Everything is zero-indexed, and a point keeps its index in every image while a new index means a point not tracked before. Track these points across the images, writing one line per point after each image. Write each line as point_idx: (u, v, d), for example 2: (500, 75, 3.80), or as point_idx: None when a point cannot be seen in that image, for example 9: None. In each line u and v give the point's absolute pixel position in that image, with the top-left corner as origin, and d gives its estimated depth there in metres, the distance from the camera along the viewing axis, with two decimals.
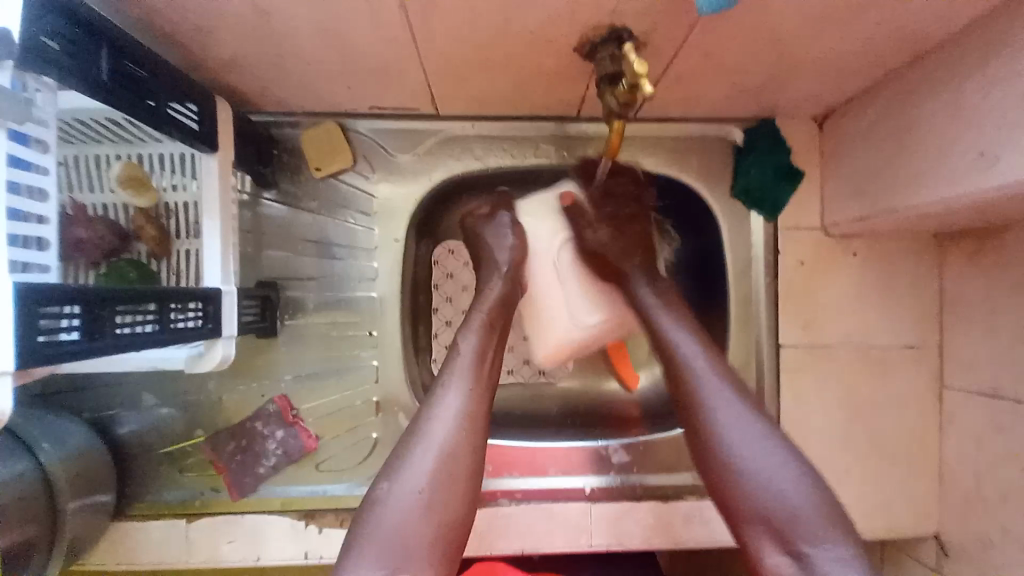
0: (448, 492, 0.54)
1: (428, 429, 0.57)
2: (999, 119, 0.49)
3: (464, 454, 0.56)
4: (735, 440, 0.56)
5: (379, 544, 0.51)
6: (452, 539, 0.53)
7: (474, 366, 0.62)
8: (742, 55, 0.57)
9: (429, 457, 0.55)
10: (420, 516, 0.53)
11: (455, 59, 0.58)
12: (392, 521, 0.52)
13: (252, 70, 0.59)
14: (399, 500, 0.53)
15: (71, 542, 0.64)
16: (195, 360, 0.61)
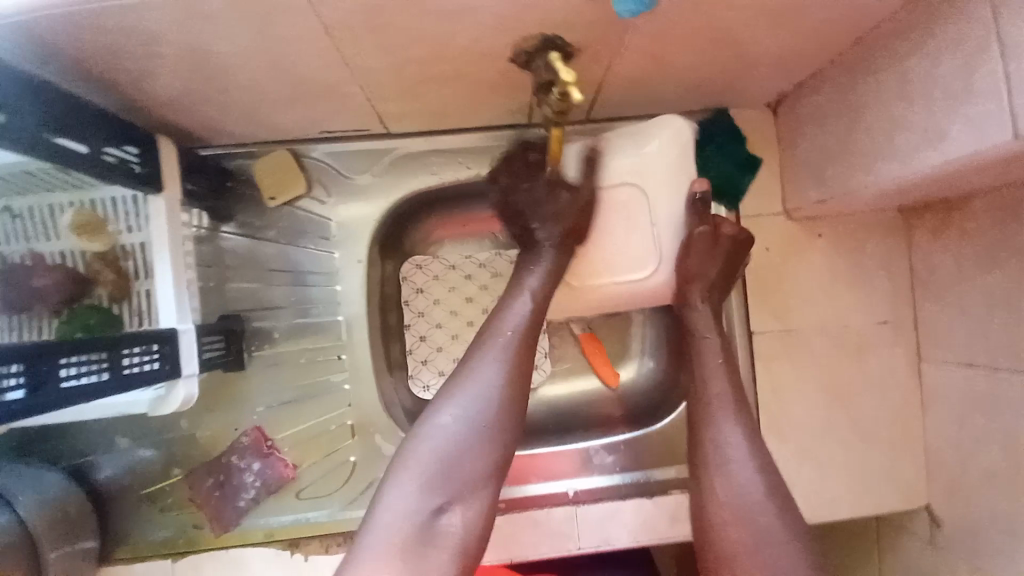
0: (501, 425, 0.56)
1: (469, 378, 0.57)
2: (940, 95, 0.48)
3: (513, 400, 0.57)
4: (738, 471, 0.61)
5: (428, 477, 0.53)
6: (497, 469, 0.56)
7: (531, 307, 0.62)
8: (680, 50, 0.56)
9: (486, 397, 0.56)
10: (476, 450, 0.55)
11: (392, 78, 0.58)
12: (440, 454, 0.54)
13: (191, 106, 0.59)
14: (451, 433, 0.55)
15: None
16: (158, 401, 0.61)
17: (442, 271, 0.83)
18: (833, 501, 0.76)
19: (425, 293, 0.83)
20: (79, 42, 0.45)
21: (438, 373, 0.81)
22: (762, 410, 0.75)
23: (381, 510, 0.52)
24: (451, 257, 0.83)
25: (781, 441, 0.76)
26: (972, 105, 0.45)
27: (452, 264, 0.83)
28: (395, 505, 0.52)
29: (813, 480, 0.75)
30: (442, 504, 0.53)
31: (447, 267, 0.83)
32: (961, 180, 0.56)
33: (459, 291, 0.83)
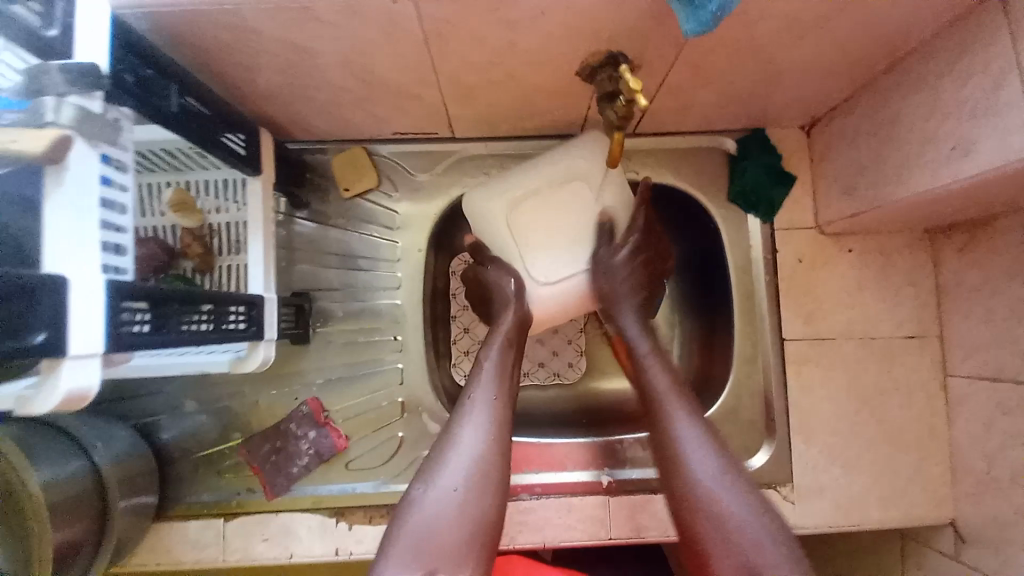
0: (481, 488, 0.57)
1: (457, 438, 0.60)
2: (970, 114, 0.54)
3: (495, 459, 0.59)
4: (700, 467, 0.58)
5: (417, 547, 0.52)
6: (489, 541, 0.55)
7: (496, 381, 0.66)
8: (728, 68, 0.63)
9: (473, 460, 0.58)
10: (460, 511, 0.55)
11: (471, 82, 0.65)
12: (430, 521, 0.54)
13: (291, 101, 0.67)
14: (434, 502, 0.55)
15: (117, 540, 0.68)
16: (237, 362, 0.67)
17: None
18: (859, 506, 0.78)
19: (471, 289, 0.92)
20: (224, 38, 0.53)
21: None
22: (790, 412, 0.79)
23: None
24: None
25: (808, 444, 0.79)
26: (1001, 122, 0.51)
27: None
28: None
29: (839, 484, 0.78)
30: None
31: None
32: (987, 195, 0.61)
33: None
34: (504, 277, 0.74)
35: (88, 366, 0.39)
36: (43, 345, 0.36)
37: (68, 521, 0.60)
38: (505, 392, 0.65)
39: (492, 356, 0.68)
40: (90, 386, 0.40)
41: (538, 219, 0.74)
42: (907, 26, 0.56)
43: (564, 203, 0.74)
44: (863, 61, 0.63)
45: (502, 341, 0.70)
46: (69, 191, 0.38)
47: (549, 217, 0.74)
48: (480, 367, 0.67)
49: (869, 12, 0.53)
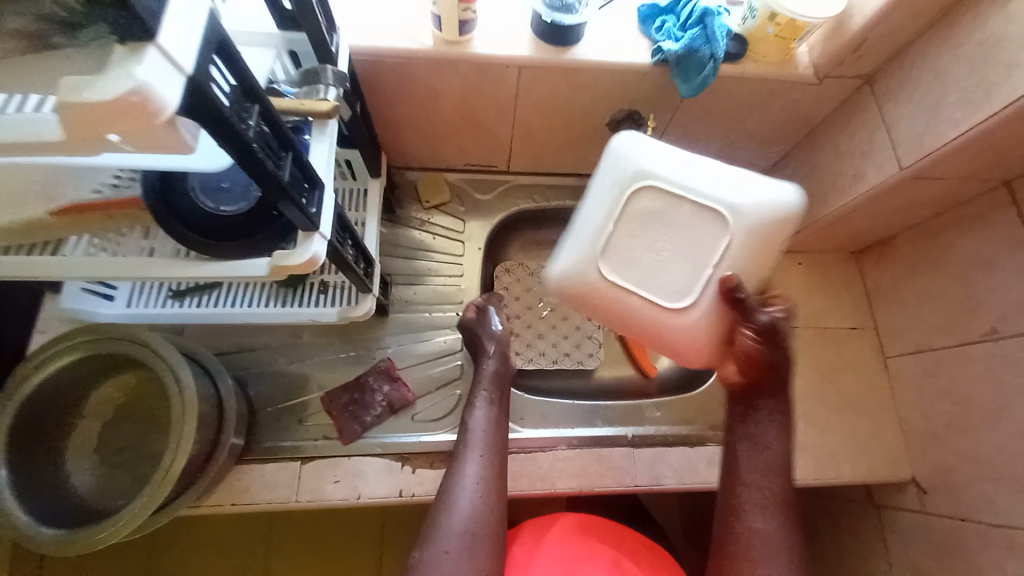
0: (478, 542, 0.68)
1: (453, 499, 0.71)
2: (862, 155, 0.85)
3: (490, 512, 0.70)
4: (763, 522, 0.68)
5: None
6: None
7: (485, 441, 0.76)
8: (707, 127, 0.96)
9: (468, 517, 0.69)
10: (457, 567, 0.65)
11: (536, 127, 0.94)
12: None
13: (406, 131, 0.94)
14: (434, 562, 0.66)
15: (214, 473, 0.78)
16: (349, 310, 0.85)
17: (528, 281, 1.13)
18: (834, 463, 0.95)
19: (508, 290, 1.12)
20: (390, 80, 0.81)
21: (525, 358, 1.07)
22: None
23: None
24: (533, 266, 1.14)
25: None
26: (881, 157, 0.82)
27: (531, 272, 1.14)
28: None
29: (816, 444, 0.96)
30: None
31: (532, 279, 1.13)
32: (882, 212, 0.91)
33: (535, 292, 1.12)
34: (489, 323, 0.87)
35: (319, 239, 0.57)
36: (313, 215, 0.54)
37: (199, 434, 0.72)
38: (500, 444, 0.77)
39: (479, 415, 0.79)
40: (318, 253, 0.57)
41: (626, 245, 0.73)
42: (815, 105, 0.90)
43: (640, 215, 0.73)
44: (792, 128, 0.97)
45: (491, 401, 0.81)
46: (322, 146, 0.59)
47: (649, 226, 0.72)
48: (470, 427, 0.77)
49: (790, 92, 0.87)
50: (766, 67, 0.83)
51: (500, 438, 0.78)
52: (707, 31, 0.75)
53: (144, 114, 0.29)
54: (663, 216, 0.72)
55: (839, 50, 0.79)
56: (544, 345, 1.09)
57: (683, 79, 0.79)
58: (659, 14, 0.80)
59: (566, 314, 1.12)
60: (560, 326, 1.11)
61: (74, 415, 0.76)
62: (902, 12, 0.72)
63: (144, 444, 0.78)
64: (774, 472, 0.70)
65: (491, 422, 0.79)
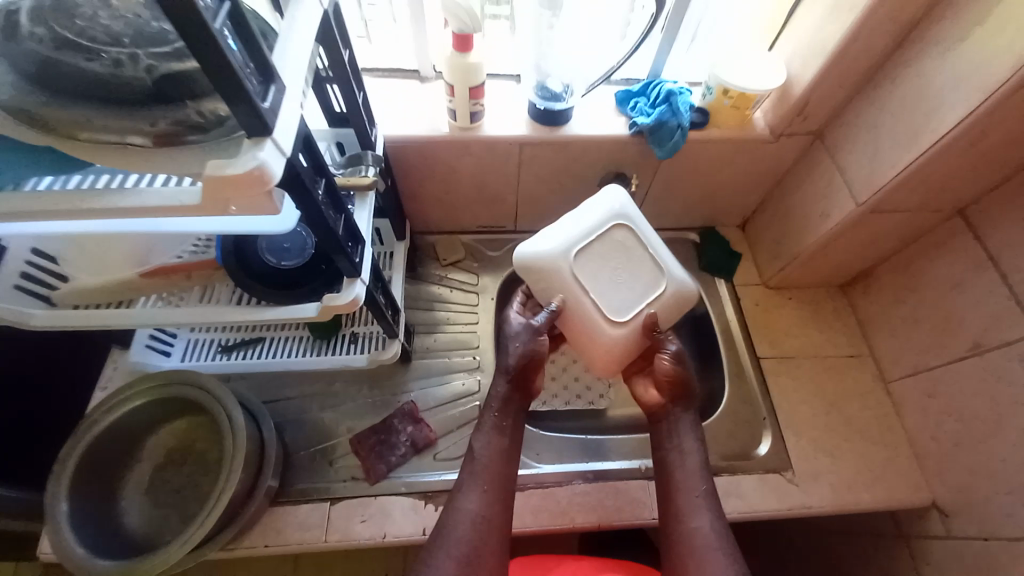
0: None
1: (451, 532, 0.71)
2: (825, 197, 0.97)
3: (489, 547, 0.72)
4: (712, 535, 0.72)
5: None
6: None
7: (489, 471, 0.77)
8: (687, 183, 1.09)
9: (466, 554, 0.70)
10: None
11: (537, 191, 1.09)
12: None
13: (427, 201, 1.10)
14: None
15: (248, 517, 0.83)
16: (377, 354, 0.95)
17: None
18: (852, 489, 0.96)
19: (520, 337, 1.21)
20: (413, 160, 0.97)
21: (542, 400, 1.13)
22: (778, 412, 1.04)
23: None
24: None
25: (798, 439, 1.01)
26: (840, 196, 0.94)
27: None
28: None
29: (831, 471, 0.98)
30: None
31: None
32: (855, 245, 1.01)
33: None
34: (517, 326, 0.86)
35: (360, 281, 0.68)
36: (355, 266, 0.66)
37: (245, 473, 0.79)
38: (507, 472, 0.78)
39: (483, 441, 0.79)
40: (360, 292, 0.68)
41: (601, 257, 0.91)
42: (778, 158, 1.04)
43: (619, 246, 0.92)
44: (762, 179, 1.10)
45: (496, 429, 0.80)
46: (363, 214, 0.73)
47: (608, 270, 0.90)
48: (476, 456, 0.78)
49: (753, 149, 1.01)
50: (729, 130, 0.98)
51: (503, 464, 0.78)
52: (673, 107, 0.92)
53: (261, 182, 0.42)
54: (615, 258, 0.91)
55: (788, 113, 0.94)
56: (556, 387, 1.15)
57: (657, 144, 0.94)
58: (632, 97, 0.96)
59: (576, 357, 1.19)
60: (572, 368, 1.18)
61: (132, 458, 0.84)
62: (833, 82, 0.87)
63: (194, 480, 0.86)
64: (702, 474, 0.78)
65: (495, 449, 0.79)
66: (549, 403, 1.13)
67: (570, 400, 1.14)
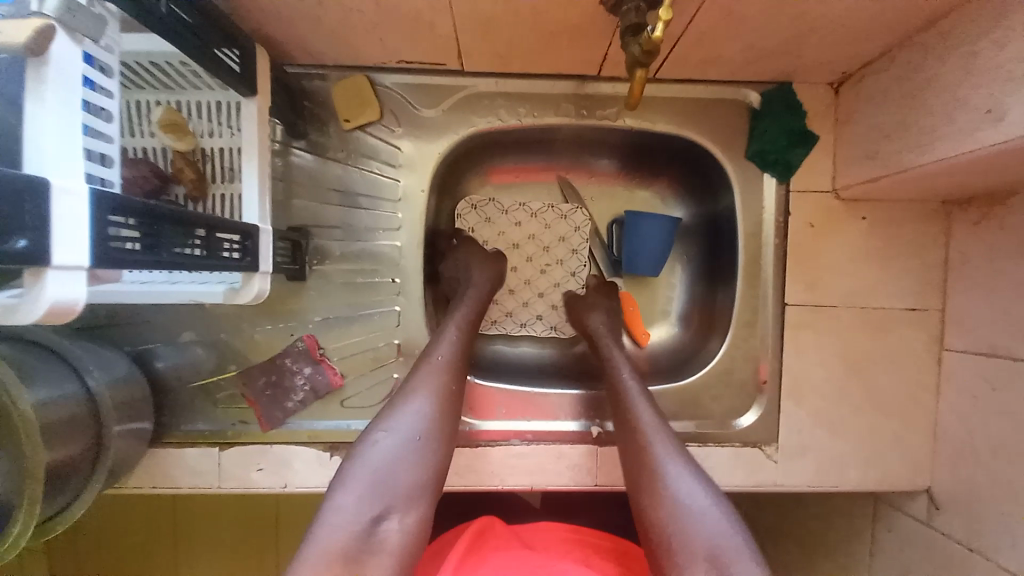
0: (427, 457, 0.61)
1: (397, 414, 0.62)
2: (1006, 79, 0.51)
3: (435, 441, 0.62)
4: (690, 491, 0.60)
5: (368, 491, 0.57)
6: (430, 496, 0.60)
7: (444, 371, 0.67)
8: (764, 13, 0.58)
9: (417, 427, 0.61)
10: (411, 468, 0.59)
11: (488, 12, 0.60)
12: (377, 473, 0.58)
13: (299, 20, 0.62)
14: (385, 452, 0.59)
15: (111, 465, 0.69)
16: (232, 294, 0.65)
17: (513, 225, 0.91)
18: (838, 469, 0.80)
19: (475, 232, 0.90)
20: None
21: (495, 321, 0.92)
22: (785, 376, 0.80)
23: (327, 513, 0.55)
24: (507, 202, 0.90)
25: (796, 412, 0.80)
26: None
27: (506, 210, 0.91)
28: (338, 515, 0.55)
29: (823, 445, 0.80)
30: (379, 514, 0.56)
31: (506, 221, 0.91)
32: (1002, 168, 0.60)
33: (509, 237, 0.91)
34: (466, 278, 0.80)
35: (72, 280, 0.39)
36: (24, 250, 0.35)
37: (53, 445, 0.59)
38: (440, 416, 0.64)
39: (433, 382, 0.65)
40: (77, 299, 0.40)
41: None
42: None
43: None
44: (910, 15, 0.59)
45: (449, 353, 0.69)
46: (57, 77, 0.39)
47: None
48: (444, 337, 0.70)
49: None
50: None
51: (450, 431, 0.64)
52: None
53: None
54: None
55: None
56: (514, 304, 0.92)
57: None
58: None
59: (548, 266, 0.93)
60: (536, 283, 0.92)
61: None
62: None
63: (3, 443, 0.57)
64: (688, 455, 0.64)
65: (452, 388, 0.66)
66: (503, 320, 0.92)
67: (526, 322, 0.92)
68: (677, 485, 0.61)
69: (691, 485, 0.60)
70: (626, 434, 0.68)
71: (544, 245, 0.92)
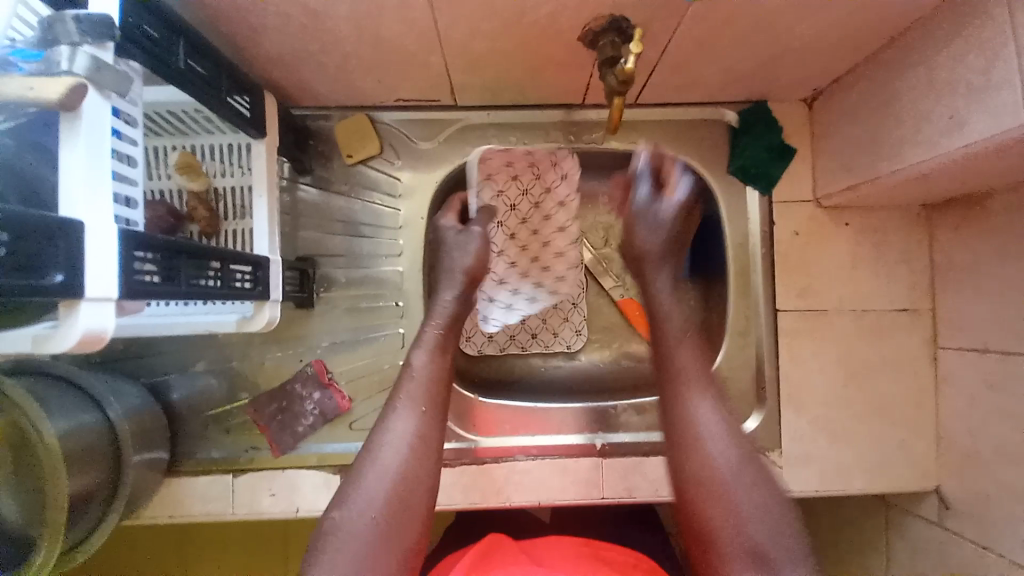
0: (404, 504, 0.57)
1: (372, 455, 0.59)
2: (965, 89, 0.55)
3: (415, 476, 0.58)
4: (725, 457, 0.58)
5: (339, 563, 0.52)
6: (411, 554, 0.55)
7: (425, 388, 0.64)
8: (735, 40, 0.63)
9: (393, 466, 0.58)
10: (384, 526, 0.55)
11: (480, 52, 0.65)
12: (352, 538, 0.53)
13: (305, 67, 0.67)
14: (356, 515, 0.55)
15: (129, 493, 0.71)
16: (243, 322, 0.68)
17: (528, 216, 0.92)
18: (843, 472, 0.81)
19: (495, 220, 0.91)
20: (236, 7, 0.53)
21: (505, 302, 0.92)
22: (783, 382, 0.82)
23: None
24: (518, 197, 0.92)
25: (797, 417, 0.81)
26: (992, 94, 0.52)
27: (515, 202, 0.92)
28: None
29: (826, 449, 0.81)
30: None
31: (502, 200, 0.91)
32: (971, 171, 0.63)
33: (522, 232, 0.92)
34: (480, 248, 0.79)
35: (103, 310, 0.43)
36: (61, 284, 0.39)
37: (73, 473, 0.61)
38: (409, 473, 0.58)
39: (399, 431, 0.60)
40: (105, 328, 0.43)
41: None
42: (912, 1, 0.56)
43: None
44: (870, 34, 0.63)
45: (415, 397, 0.63)
46: (85, 124, 0.43)
47: None
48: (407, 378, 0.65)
49: None
50: None
51: (426, 484, 0.59)
52: None
53: None
54: None
55: None
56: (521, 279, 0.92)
57: None
58: None
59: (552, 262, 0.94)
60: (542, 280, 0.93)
61: None
62: None
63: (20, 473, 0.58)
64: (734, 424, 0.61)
65: (421, 431, 0.61)
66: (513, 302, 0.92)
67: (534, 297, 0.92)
68: (731, 488, 0.56)
69: (730, 456, 0.58)
70: (673, 423, 0.62)
71: (543, 212, 0.93)
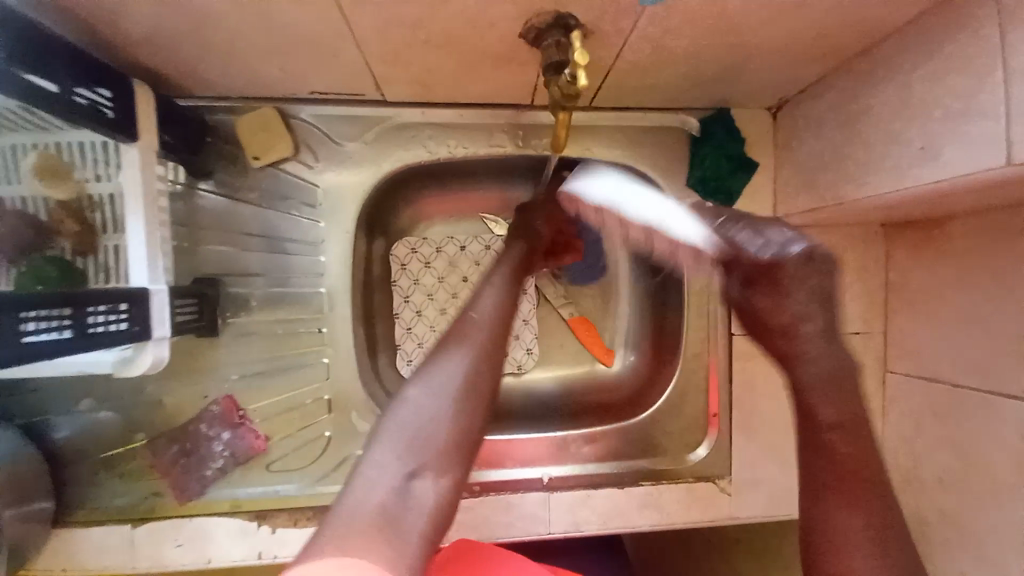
0: (468, 421, 0.45)
1: (449, 355, 0.48)
2: (941, 115, 0.49)
3: (484, 396, 0.47)
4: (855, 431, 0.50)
5: (408, 447, 0.42)
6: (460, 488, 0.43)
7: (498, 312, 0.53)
8: (697, 43, 0.55)
9: (472, 372, 0.47)
10: (453, 428, 0.44)
11: (399, 41, 0.53)
12: (426, 426, 0.43)
13: (182, 49, 0.54)
14: (431, 408, 0.44)
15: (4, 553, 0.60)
16: (123, 363, 0.59)
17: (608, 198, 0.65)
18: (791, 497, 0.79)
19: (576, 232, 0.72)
20: None
21: None
22: (735, 408, 0.78)
23: (356, 483, 0.39)
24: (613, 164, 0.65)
25: (749, 444, 0.78)
26: (970, 126, 0.47)
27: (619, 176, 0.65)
28: (377, 477, 0.39)
29: (776, 476, 0.79)
30: (412, 477, 0.40)
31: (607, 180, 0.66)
32: (940, 199, 0.58)
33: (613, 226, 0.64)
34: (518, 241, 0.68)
35: None
36: None
37: None
38: (483, 387, 0.47)
39: (462, 362, 0.48)
40: None
41: None
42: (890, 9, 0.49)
43: None
44: (842, 44, 0.57)
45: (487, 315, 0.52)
46: None
47: None
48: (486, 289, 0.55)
49: None
50: None
51: (488, 404, 0.48)
52: None
53: None
54: None
55: None
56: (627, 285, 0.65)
57: None
58: None
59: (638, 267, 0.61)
60: None
61: None
62: None
63: None
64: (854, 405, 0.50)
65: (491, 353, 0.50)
66: None
67: None
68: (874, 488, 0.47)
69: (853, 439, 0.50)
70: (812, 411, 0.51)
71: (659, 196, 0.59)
